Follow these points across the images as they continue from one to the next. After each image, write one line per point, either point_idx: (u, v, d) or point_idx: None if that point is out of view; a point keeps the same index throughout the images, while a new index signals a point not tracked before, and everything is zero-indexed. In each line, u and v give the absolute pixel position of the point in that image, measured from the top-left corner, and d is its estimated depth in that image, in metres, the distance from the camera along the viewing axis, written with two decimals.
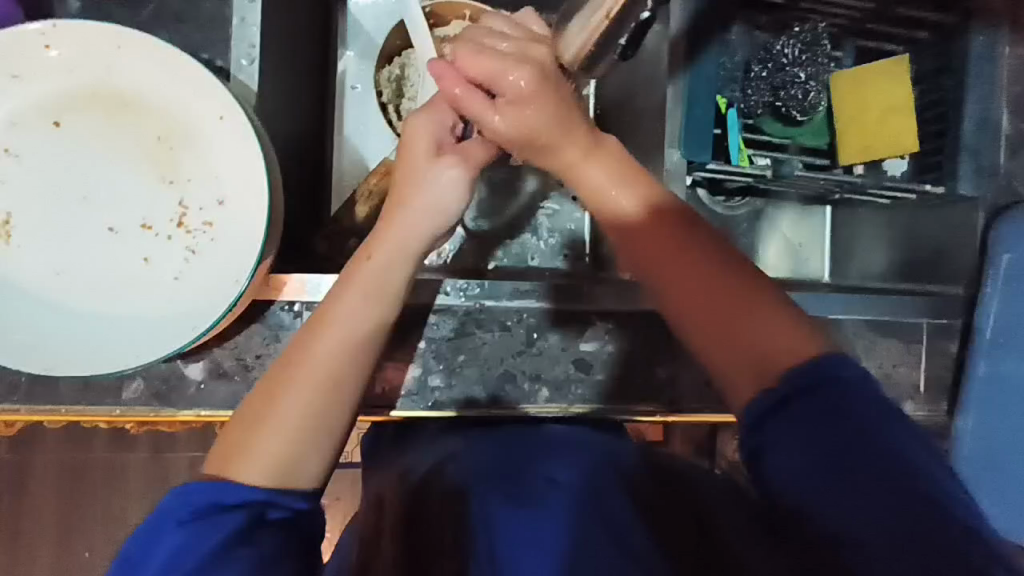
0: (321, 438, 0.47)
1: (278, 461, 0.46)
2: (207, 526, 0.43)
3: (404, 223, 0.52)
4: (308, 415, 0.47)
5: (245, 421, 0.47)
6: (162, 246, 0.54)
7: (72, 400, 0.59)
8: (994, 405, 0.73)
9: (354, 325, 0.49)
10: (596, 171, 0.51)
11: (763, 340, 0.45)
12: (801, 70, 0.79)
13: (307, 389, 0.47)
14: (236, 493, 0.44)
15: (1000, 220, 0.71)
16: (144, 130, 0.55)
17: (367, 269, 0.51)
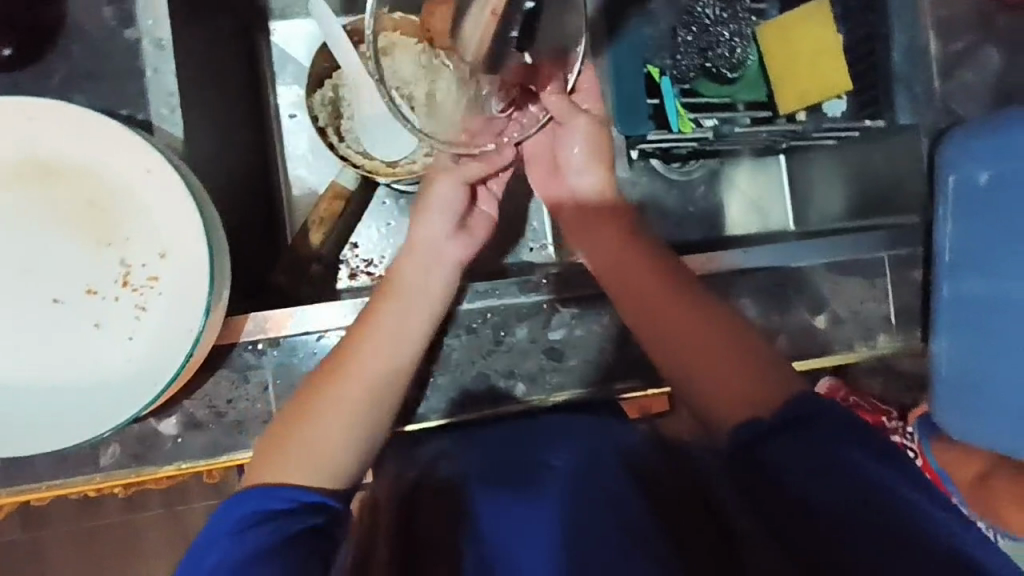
0: (351, 442, 0.58)
1: (323, 462, 0.57)
2: (246, 534, 0.51)
3: (419, 245, 0.65)
4: (349, 423, 0.58)
5: (287, 430, 0.57)
6: (111, 308, 0.54)
7: (50, 475, 0.59)
8: (966, 325, 0.74)
9: (394, 332, 0.61)
10: (581, 141, 0.66)
11: (699, 331, 0.59)
12: (723, 32, 0.82)
13: (346, 405, 0.58)
14: (279, 502, 0.53)
15: (945, 141, 0.73)
16: (74, 195, 0.54)
17: (399, 282, 0.63)
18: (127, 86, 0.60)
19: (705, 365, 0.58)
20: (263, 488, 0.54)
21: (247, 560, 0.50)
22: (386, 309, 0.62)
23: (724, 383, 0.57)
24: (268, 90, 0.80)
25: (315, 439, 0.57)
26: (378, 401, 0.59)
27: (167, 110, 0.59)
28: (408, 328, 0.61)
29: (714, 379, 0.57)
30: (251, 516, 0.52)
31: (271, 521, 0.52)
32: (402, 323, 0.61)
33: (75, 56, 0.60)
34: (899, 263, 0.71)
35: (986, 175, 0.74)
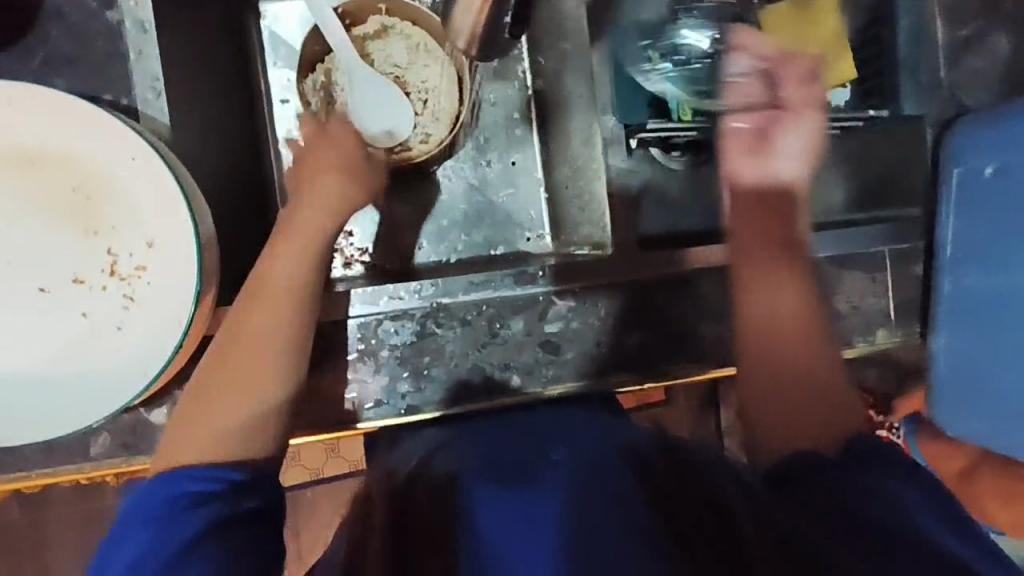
0: (263, 407, 0.52)
1: (237, 436, 0.51)
2: (177, 519, 0.47)
3: (310, 191, 0.59)
4: (260, 389, 0.52)
5: (189, 417, 0.51)
6: (98, 297, 0.53)
7: (40, 464, 0.59)
8: (967, 323, 0.72)
9: (287, 280, 0.55)
10: (795, 137, 0.60)
11: (799, 359, 0.56)
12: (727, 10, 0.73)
13: (247, 366, 0.52)
14: (198, 483, 0.48)
15: (952, 129, 0.71)
16: (58, 183, 0.53)
17: (289, 228, 0.57)
18: (111, 70, 0.59)
19: (806, 377, 0.56)
20: (177, 470, 0.49)
21: (179, 546, 0.46)
22: (278, 258, 0.56)
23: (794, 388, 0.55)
24: (258, 74, 0.78)
25: (223, 415, 0.51)
26: (280, 357, 0.53)
27: (153, 96, 0.58)
28: (291, 273, 0.55)
29: (785, 387, 0.56)
30: (173, 500, 0.48)
31: (194, 502, 0.48)
32: (294, 269, 0.55)
33: (56, 40, 0.59)
34: (898, 256, 0.70)
35: (991, 168, 0.70)
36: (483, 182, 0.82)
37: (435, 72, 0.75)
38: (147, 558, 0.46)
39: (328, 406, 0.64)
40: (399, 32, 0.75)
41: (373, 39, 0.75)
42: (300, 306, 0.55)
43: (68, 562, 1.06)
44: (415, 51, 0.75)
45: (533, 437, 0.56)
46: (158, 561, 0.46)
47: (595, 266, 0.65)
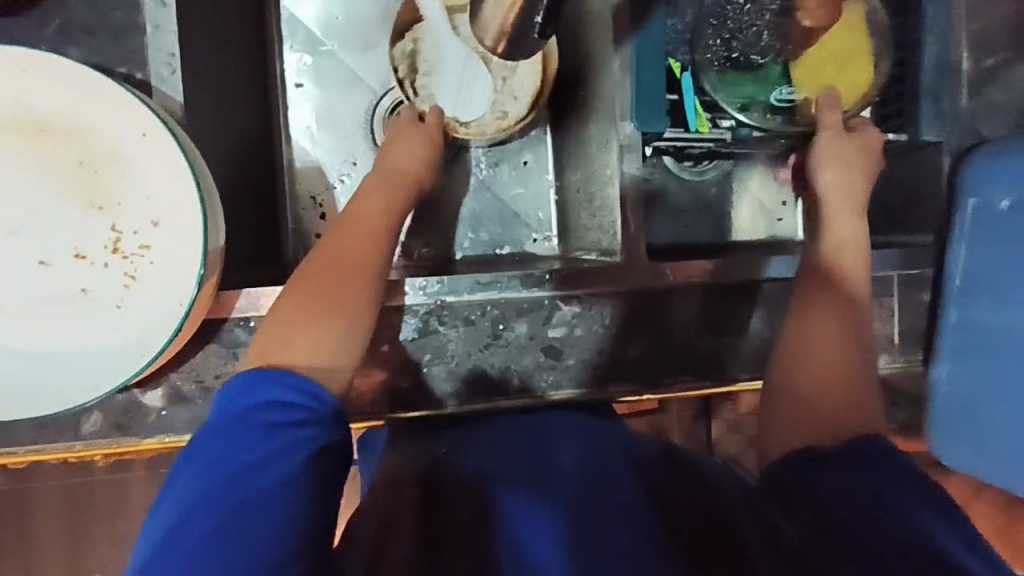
0: (347, 326, 0.51)
1: (330, 352, 0.50)
2: (281, 427, 0.45)
3: (393, 153, 0.64)
4: (352, 308, 0.52)
5: (271, 334, 0.50)
6: (99, 274, 0.52)
7: (29, 440, 0.58)
8: (972, 355, 0.72)
9: (375, 216, 0.57)
10: (830, 174, 0.67)
11: (841, 399, 0.53)
12: (743, 15, 0.71)
13: (339, 285, 0.52)
14: (295, 393, 0.47)
15: (966, 163, 0.71)
16: (65, 155, 0.52)
17: (375, 179, 0.61)
18: (127, 43, 0.58)
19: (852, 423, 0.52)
20: (260, 375, 0.46)
21: (282, 454, 0.44)
22: (366, 199, 0.59)
23: (829, 403, 0.53)
24: (274, 55, 0.78)
25: (305, 330, 0.50)
26: (364, 278, 0.53)
27: (168, 72, 0.57)
28: (380, 212, 0.58)
29: (823, 407, 0.53)
30: (263, 408, 0.46)
31: (286, 411, 0.46)
32: (381, 207, 0.58)
33: (72, 9, 0.58)
34: (907, 283, 0.71)
35: (1006, 202, 0.69)
36: (492, 181, 0.81)
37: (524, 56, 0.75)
38: (249, 463, 0.43)
39: None
40: None
41: (461, 11, 0.73)
42: (388, 241, 0.57)
43: (56, 533, 1.05)
44: None
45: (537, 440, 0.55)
46: (257, 469, 0.43)
47: (605, 272, 0.64)
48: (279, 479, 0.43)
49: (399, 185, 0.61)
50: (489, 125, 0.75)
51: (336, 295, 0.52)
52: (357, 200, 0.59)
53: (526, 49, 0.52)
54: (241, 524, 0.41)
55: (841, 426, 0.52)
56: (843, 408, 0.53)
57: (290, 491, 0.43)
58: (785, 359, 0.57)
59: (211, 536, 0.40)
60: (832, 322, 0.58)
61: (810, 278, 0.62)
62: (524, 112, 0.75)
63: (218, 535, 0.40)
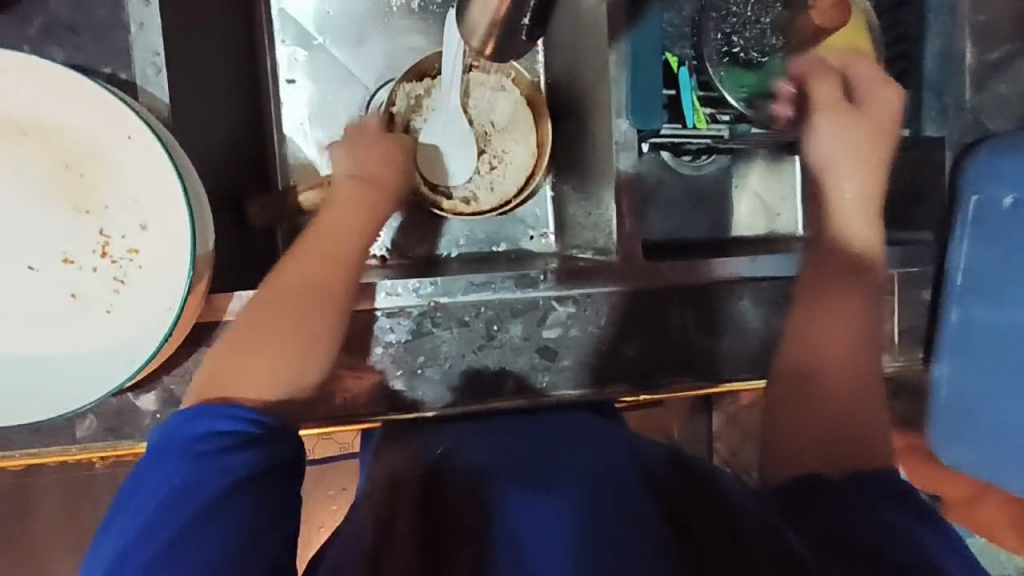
0: (298, 358, 0.50)
1: (279, 383, 0.49)
2: (213, 458, 0.45)
3: (367, 162, 0.61)
4: (301, 338, 0.50)
5: (224, 358, 0.50)
6: (88, 279, 0.52)
7: (24, 445, 0.58)
8: (974, 354, 0.71)
9: (337, 237, 0.55)
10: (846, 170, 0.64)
11: (841, 416, 0.52)
12: (747, 12, 0.71)
13: (290, 314, 0.51)
14: (236, 425, 0.47)
15: (969, 158, 0.70)
16: (51, 159, 0.52)
17: (344, 191, 0.58)
18: (111, 42, 0.57)
19: (857, 441, 0.51)
20: (204, 406, 0.47)
21: (213, 486, 0.44)
22: (329, 218, 0.56)
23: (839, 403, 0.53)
24: (264, 53, 0.78)
25: (257, 358, 0.49)
26: (323, 305, 0.52)
27: (153, 72, 0.56)
28: (348, 228, 0.56)
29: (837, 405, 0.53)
30: (185, 440, 0.46)
31: (219, 439, 0.46)
32: (348, 227, 0.56)
33: (54, 8, 0.57)
34: (907, 280, 0.70)
35: (1009, 199, 0.69)
36: None
37: (521, 151, 0.77)
38: (182, 495, 0.44)
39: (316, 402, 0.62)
40: (501, 90, 0.76)
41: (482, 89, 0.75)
42: (351, 263, 0.54)
43: (60, 528, 1.04)
44: (513, 112, 0.76)
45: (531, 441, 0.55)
46: (189, 503, 0.44)
47: (599, 271, 0.64)
48: (209, 509, 0.44)
49: (373, 202, 0.58)
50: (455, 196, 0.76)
51: (288, 325, 0.50)
52: (326, 213, 0.57)
53: (514, 52, 0.51)
54: (170, 559, 0.42)
55: (839, 447, 0.51)
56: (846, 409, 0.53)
57: (216, 521, 0.43)
58: (792, 354, 0.56)
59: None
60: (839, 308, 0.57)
61: (817, 272, 0.60)
62: (494, 204, 0.76)
63: (150, 570, 0.41)
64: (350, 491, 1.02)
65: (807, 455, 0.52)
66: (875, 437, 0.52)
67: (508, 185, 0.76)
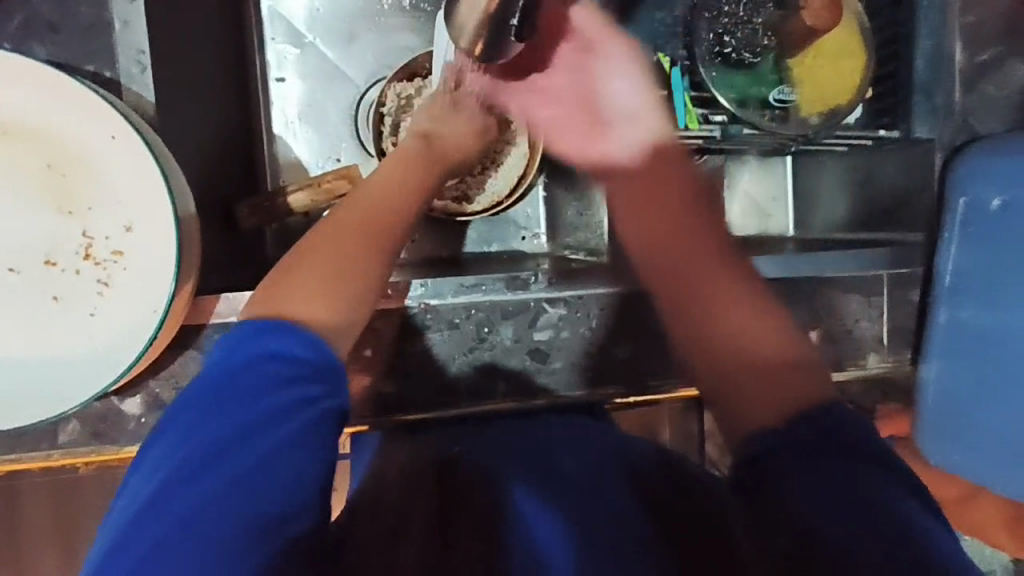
0: (361, 284, 0.46)
1: (338, 310, 0.45)
2: (286, 386, 0.41)
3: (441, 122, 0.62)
4: (362, 266, 0.46)
5: (280, 283, 0.45)
6: (71, 281, 0.51)
7: (6, 449, 0.57)
8: (962, 355, 0.72)
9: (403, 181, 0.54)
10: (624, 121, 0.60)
11: (763, 357, 0.47)
12: (739, 12, 0.71)
13: (351, 240, 0.47)
14: (307, 350, 0.42)
15: (958, 159, 0.70)
16: (33, 159, 0.51)
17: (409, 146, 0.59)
18: (93, 40, 0.56)
19: (783, 380, 0.46)
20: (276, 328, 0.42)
21: (285, 417, 0.41)
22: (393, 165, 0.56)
23: (764, 361, 0.47)
24: (252, 52, 0.77)
25: (313, 287, 0.45)
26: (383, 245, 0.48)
27: (138, 70, 0.55)
28: (410, 175, 0.55)
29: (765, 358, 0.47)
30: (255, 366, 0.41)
31: (293, 367, 0.42)
32: (412, 175, 0.55)
33: (35, 5, 0.56)
34: (896, 281, 0.71)
35: (997, 202, 0.70)
36: None
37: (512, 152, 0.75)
38: (252, 422, 0.40)
39: None
40: None
41: None
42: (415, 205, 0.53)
43: (49, 532, 1.03)
44: None
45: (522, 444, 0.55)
46: (259, 431, 0.40)
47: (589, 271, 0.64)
48: (280, 442, 0.40)
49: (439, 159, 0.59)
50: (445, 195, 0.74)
51: (350, 253, 0.46)
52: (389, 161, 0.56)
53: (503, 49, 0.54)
54: (238, 487, 0.39)
55: (780, 394, 0.45)
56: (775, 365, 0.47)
57: (288, 457, 0.40)
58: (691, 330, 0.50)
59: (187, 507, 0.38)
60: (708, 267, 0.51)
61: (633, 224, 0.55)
62: (487, 205, 0.75)
63: (212, 496, 0.38)
64: None
65: (759, 412, 0.45)
66: (807, 364, 0.47)
67: (499, 185, 0.75)
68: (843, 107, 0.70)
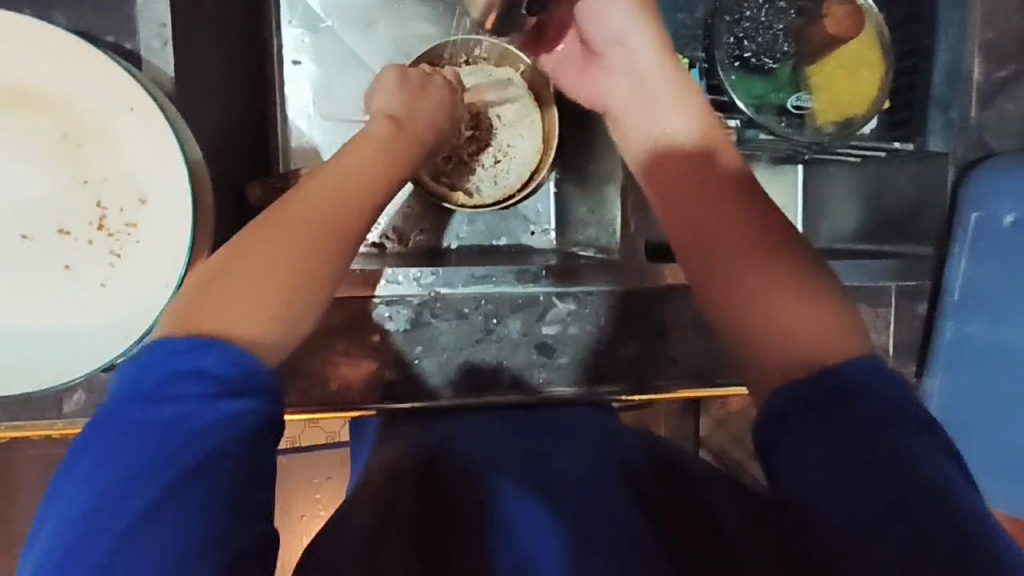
0: (289, 284, 0.40)
1: (256, 316, 0.38)
2: (206, 408, 0.36)
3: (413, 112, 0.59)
4: (287, 261, 0.40)
5: (204, 283, 0.39)
6: (84, 251, 0.51)
7: (11, 416, 0.57)
8: (966, 370, 0.73)
9: (360, 170, 0.48)
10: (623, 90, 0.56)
11: (782, 321, 0.39)
12: (761, 17, 0.71)
13: (277, 233, 0.41)
14: (226, 360, 0.37)
15: (971, 174, 0.70)
16: (50, 127, 0.50)
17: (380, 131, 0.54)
18: (116, 12, 0.56)
19: (813, 349, 0.39)
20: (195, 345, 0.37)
21: (209, 440, 0.36)
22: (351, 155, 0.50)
23: (791, 334, 0.39)
24: (271, 32, 0.77)
25: (257, 283, 0.39)
26: (334, 249, 0.42)
27: (159, 44, 0.55)
28: (371, 165, 0.49)
29: (803, 354, 0.39)
30: (185, 385, 0.36)
31: (213, 383, 0.37)
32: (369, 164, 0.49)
33: None
34: (903, 293, 0.71)
35: (1011, 219, 0.71)
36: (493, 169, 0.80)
37: (526, 147, 0.76)
38: (173, 447, 0.35)
39: (314, 387, 0.62)
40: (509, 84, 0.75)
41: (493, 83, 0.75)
42: (369, 196, 0.46)
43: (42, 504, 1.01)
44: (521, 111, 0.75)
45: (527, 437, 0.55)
46: (182, 456, 0.35)
47: (600, 267, 0.64)
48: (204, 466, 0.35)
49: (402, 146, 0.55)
50: (455, 183, 0.75)
51: (275, 247, 0.40)
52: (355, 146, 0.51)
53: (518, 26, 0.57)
54: (158, 521, 0.34)
55: (803, 354, 0.39)
56: (811, 367, 0.38)
57: (215, 484, 0.35)
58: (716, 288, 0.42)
59: (115, 545, 0.33)
60: (739, 235, 0.42)
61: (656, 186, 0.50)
62: (497, 198, 0.75)
63: (131, 532, 0.34)
64: (336, 479, 1.01)
65: (771, 376, 0.39)
66: (843, 332, 0.39)
67: (509, 178, 0.76)
68: (859, 117, 0.70)
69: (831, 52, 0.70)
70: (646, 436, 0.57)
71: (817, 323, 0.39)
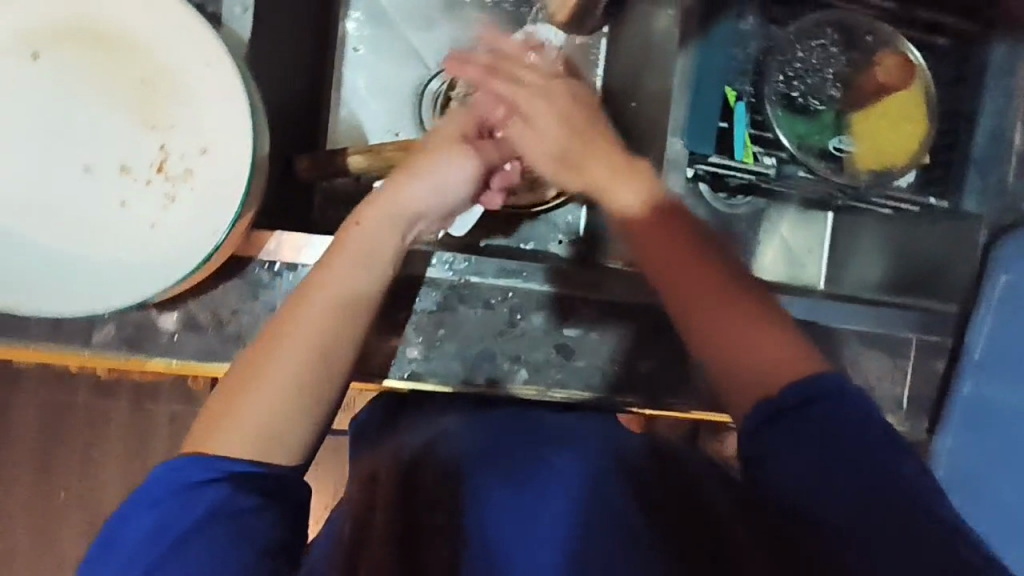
0: (289, 416, 0.47)
1: (264, 443, 0.46)
2: (191, 499, 0.44)
3: (393, 195, 0.54)
4: (289, 395, 0.47)
5: (219, 408, 0.47)
6: (141, 190, 0.53)
7: (43, 338, 0.58)
8: (978, 427, 0.75)
9: (345, 288, 0.50)
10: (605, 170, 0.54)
11: (746, 353, 0.46)
12: (811, 59, 0.73)
13: (281, 368, 0.47)
14: (222, 467, 0.45)
15: (1002, 240, 0.73)
16: (129, 69, 0.53)
17: (356, 233, 0.52)
18: None
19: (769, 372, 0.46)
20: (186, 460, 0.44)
21: (190, 524, 0.43)
22: (335, 263, 0.50)
23: (756, 360, 0.46)
24: (338, 17, 0.80)
25: (261, 418, 0.46)
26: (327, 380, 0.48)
27: (240, 10, 0.58)
28: (354, 279, 0.50)
29: (753, 362, 0.46)
30: (175, 488, 0.44)
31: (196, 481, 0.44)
32: (354, 280, 0.50)
33: None
34: (925, 347, 0.71)
35: None
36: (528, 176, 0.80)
37: None
38: (160, 535, 0.43)
39: None
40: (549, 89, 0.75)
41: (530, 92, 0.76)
42: (352, 319, 0.50)
43: (29, 449, 1.00)
44: None
45: (533, 435, 0.55)
46: (169, 540, 0.43)
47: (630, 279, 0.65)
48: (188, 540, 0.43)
49: (381, 247, 0.52)
50: None
51: (275, 384, 0.47)
52: (338, 247, 0.51)
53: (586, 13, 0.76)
54: None
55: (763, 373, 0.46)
56: (762, 376, 0.46)
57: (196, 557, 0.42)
58: (688, 328, 0.49)
59: None
60: (715, 304, 0.48)
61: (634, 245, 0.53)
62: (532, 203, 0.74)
63: None
64: (324, 466, 1.01)
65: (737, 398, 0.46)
66: (799, 361, 0.46)
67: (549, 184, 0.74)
68: (898, 168, 0.71)
69: (878, 100, 0.72)
70: (653, 445, 0.57)
71: (780, 358, 0.46)
